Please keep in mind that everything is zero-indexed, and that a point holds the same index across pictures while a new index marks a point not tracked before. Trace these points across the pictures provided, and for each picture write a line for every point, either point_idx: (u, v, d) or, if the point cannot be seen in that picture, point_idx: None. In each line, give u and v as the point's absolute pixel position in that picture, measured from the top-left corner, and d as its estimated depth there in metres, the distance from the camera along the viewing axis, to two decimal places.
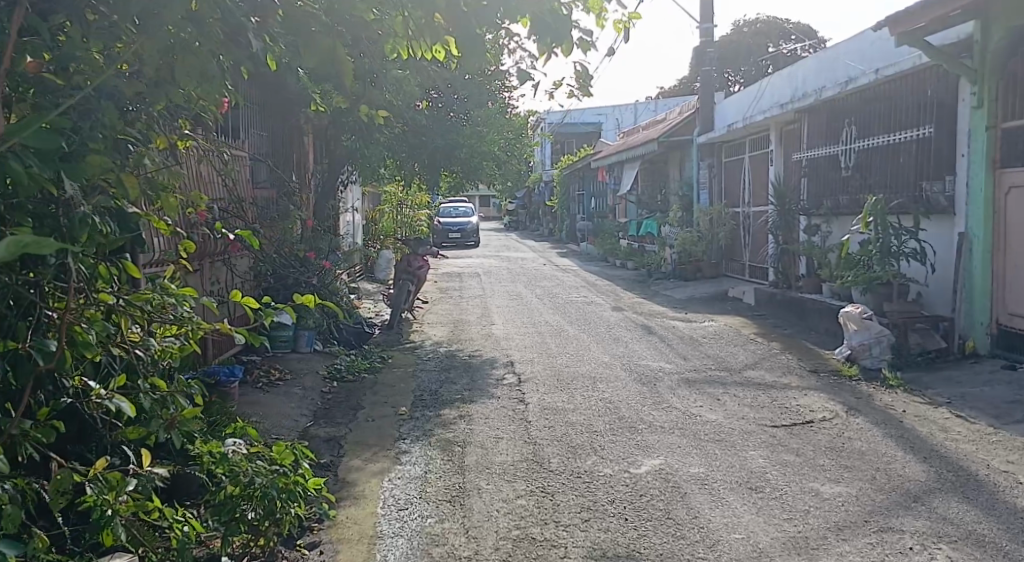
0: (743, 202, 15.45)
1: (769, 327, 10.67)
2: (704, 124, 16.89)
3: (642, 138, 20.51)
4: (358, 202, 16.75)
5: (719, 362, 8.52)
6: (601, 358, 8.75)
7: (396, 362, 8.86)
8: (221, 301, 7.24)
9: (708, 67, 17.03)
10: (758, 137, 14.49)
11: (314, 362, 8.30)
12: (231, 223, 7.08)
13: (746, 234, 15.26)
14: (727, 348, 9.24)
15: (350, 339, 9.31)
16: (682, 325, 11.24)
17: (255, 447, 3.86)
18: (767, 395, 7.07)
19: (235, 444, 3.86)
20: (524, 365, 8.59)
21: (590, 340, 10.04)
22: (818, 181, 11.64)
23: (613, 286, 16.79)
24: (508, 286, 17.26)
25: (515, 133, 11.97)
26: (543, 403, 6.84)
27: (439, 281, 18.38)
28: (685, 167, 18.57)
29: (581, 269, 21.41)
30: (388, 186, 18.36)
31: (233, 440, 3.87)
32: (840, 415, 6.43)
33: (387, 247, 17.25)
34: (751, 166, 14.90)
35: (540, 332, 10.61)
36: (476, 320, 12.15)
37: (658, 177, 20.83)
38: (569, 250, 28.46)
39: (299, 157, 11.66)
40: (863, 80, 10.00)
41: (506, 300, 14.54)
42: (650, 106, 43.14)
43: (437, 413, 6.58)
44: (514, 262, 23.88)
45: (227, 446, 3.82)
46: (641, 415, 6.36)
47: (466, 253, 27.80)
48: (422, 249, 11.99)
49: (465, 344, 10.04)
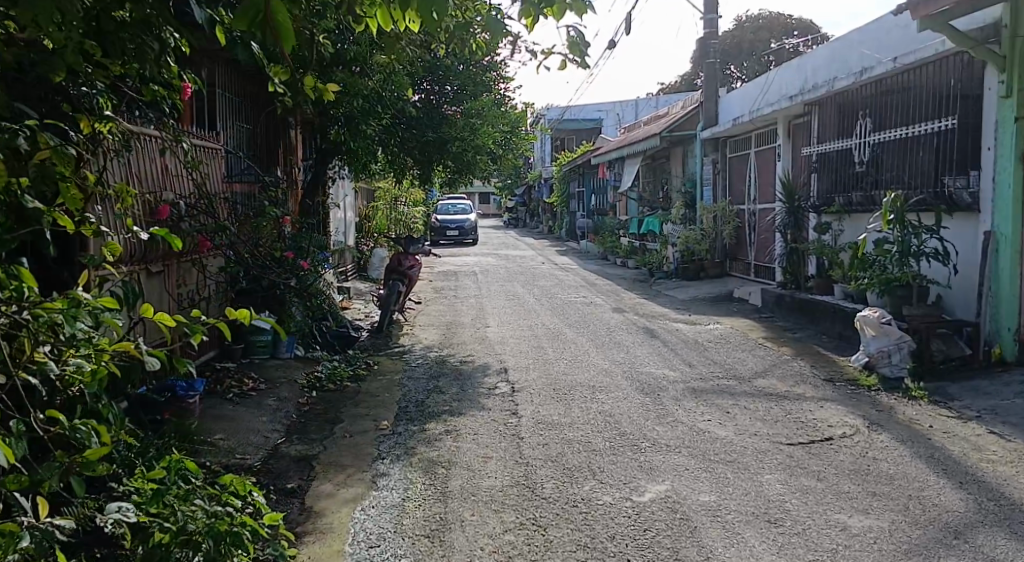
0: (748, 198, 14.91)
1: (778, 331, 10.13)
2: (708, 118, 16.35)
3: (644, 133, 19.95)
4: (351, 198, 16.21)
5: (726, 369, 7.98)
6: (601, 365, 8.21)
7: (382, 369, 8.32)
8: (189, 305, 6.71)
9: (712, 59, 16.50)
10: (765, 132, 13.93)
11: (294, 370, 7.76)
12: (198, 221, 6.54)
13: (752, 232, 14.71)
14: (734, 354, 8.70)
15: (334, 343, 8.77)
16: (686, 327, 10.70)
17: (145, 516, 3.10)
18: (780, 408, 6.53)
19: (118, 511, 3.05)
20: (519, 372, 8.05)
21: (589, 344, 9.51)
22: (830, 177, 11.10)
23: (613, 286, 16.25)
24: (506, 286, 16.72)
25: (510, 126, 11.42)
26: (538, 416, 6.30)
27: (434, 281, 17.85)
28: (688, 162, 18.02)
29: (581, 268, 20.87)
30: (381, 183, 17.93)
31: (116, 506, 3.05)
32: (861, 431, 5.90)
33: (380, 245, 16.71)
34: (756, 161, 14.37)
35: (536, 336, 10.07)
36: (471, 322, 11.62)
37: (660, 173, 20.28)
38: (569, 248, 27.94)
39: (284, 150, 11.11)
40: (878, 70, 9.47)
41: (502, 301, 14.00)
42: (651, 102, 42.57)
43: (421, 428, 6.03)
44: (512, 260, 23.35)
45: (112, 515, 3.02)
46: (644, 430, 5.83)
47: (464, 250, 27.25)
48: (414, 246, 11.35)
49: (457, 349, 9.51)
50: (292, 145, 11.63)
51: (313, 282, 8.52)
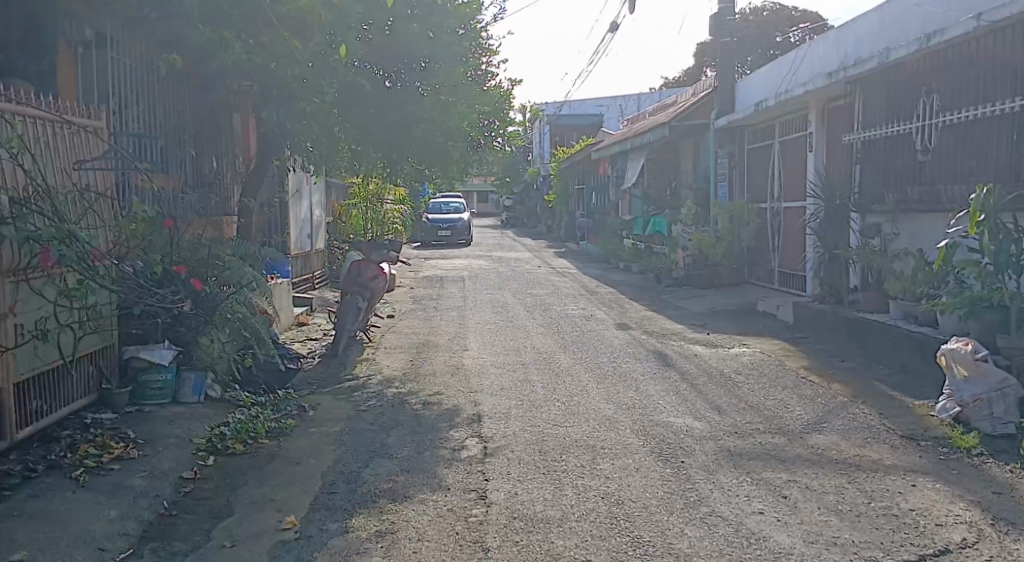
0: (771, 196, 13.04)
1: (821, 359, 8.22)
2: (723, 105, 14.48)
3: (649, 125, 18.07)
4: (316, 196, 14.33)
5: (769, 419, 6.08)
6: (603, 411, 6.30)
7: (318, 416, 6.40)
8: (29, 340, 4.84)
9: (727, 39, 14.68)
10: (791, 119, 12.05)
11: (195, 425, 5.86)
12: (32, 224, 4.67)
13: (776, 236, 12.82)
14: (776, 395, 6.79)
15: (260, 381, 6.88)
16: (707, 352, 8.79)
17: None
18: (856, 489, 4.64)
19: None
20: (495, 422, 6.13)
21: (588, 376, 7.63)
22: (880, 169, 9.22)
23: (616, 295, 14.37)
24: (496, 294, 14.83)
25: (492, 108, 9.52)
26: (515, 502, 4.42)
27: (416, 288, 15.96)
28: (698, 156, 16.09)
29: (580, 273, 18.95)
30: (358, 178, 16.01)
31: None
32: (989, 535, 4.02)
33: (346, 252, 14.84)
34: (781, 153, 12.49)
35: (523, 365, 8.16)
36: (447, 343, 9.72)
37: (666, 169, 18.37)
38: (568, 250, 26.05)
39: (207, 139, 9.20)
40: (953, 33, 7.59)
41: (489, 314, 12.09)
42: (655, 95, 40.72)
43: (344, 528, 4.13)
44: (505, 264, 21.46)
45: None
46: (669, 536, 3.94)
47: (455, 252, 25.37)
48: (378, 253, 9.43)
49: (422, 382, 7.59)
50: (225, 132, 9.73)
51: (232, 304, 6.63)
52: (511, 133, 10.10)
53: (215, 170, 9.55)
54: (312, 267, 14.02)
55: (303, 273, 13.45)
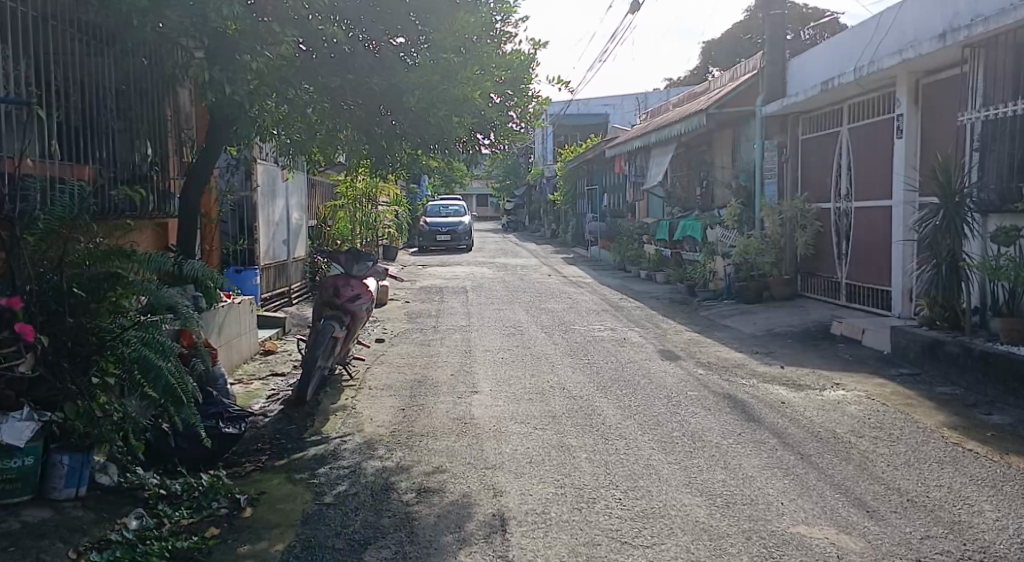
0: (835, 193, 10.94)
1: (959, 411, 6.07)
2: (771, 87, 12.39)
3: (675, 115, 15.94)
4: (292, 195, 12.17)
5: (955, 530, 3.91)
6: (691, 515, 4.10)
7: (255, 521, 4.25)
8: None
9: (777, 10, 12.61)
10: (871, 100, 9.88)
11: (51, 551, 3.73)
12: None
13: (845, 241, 10.70)
14: (937, 481, 4.61)
15: (175, 456, 4.85)
16: (795, 397, 6.65)
17: None
18: None
19: None
20: (527, 536, 3.94)
21: (647, 438, 5.49)
22: (1012, 155, 7.09)
23: (647, 312, 12.25)
24: (506, 310, 12.69)
25: (511, 78, 7.31)
26: None
27: (413, 302, 13.83)
28: (738, 150, 13.91)
29: (597, 283, 16.81)
30: (343, 175, 13.62)
31: None
32: None
33: (321, 263, 12.58)
34: (851, 142, 10.38)
35: (555, 422, 5.96)
36: (450, 381, 7.53)
37: (695, 165, 16.25)
38: (579, 256, 23.93)
39: (124, 115, 7.09)
40: None
41: (500, 337, 9.92)
42: (663, 92, 38.70)
43: None
44: (512, 272, 19.32)
45: None
46: None
47: (456, 258, 23.26)
48: (360, 266, 7.26)
49: (418, 450, 5.41)
50: (155, 108, 7.58)
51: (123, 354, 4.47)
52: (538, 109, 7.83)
53: (144, 156, 7.42)
54: (288, 278, 11.84)
55: (276, 287, 11.28)
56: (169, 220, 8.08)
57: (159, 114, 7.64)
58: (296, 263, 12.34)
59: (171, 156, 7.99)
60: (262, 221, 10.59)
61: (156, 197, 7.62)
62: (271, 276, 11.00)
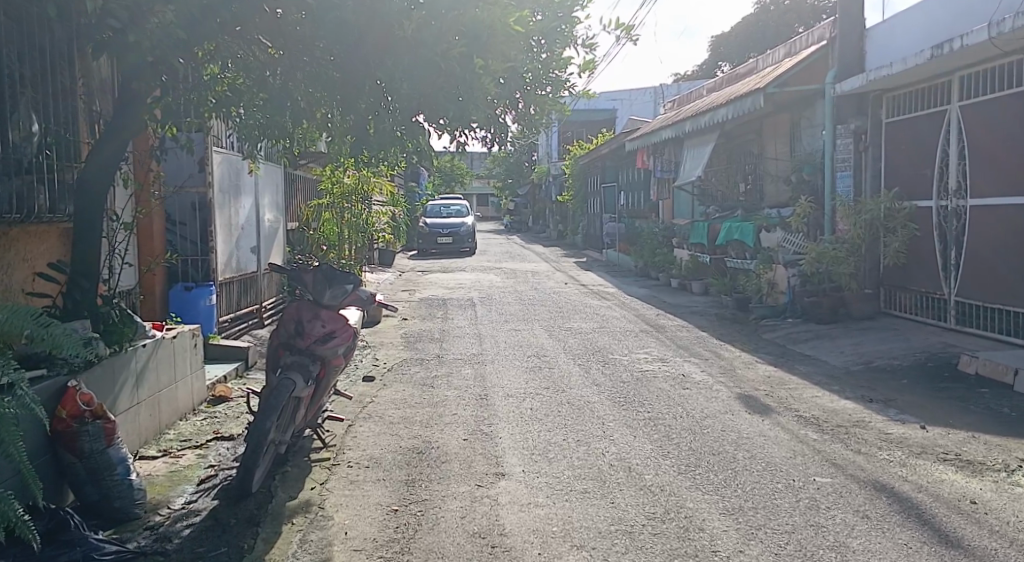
0: (942, 189, 8.80)
1: None
2: (846, 61, 10.23)
3: (717, 99, 13.76)
4: (264, 194, 9.95)
5: None
6: None
7: None
8: None
9: None
10: (1001, 68, 7.75)
11: None
12: None
13: (957, 249, 8.54)
14: None
15: None
16: (981, 488, 4.46)
17: None
18: None
19: None
20: None
21: None
22: None
23: (697, 334, 10.05)
24: (524, 330, 10.52)
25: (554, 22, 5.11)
26: None
27: (411, 319, 11.64)
28: (798, 140, 11.76)
29: (622, 293, 14.64)
30: (328, 171, 11.28)
31: None
32: None
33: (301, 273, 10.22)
34: (968, 124, 8.25)
35: (638, 547, 3.73)
36: (467, 451, 5.32)
37: (738, 157, 14.06)
38: (595, 261, 21.76)
39: None
40: None
41: (523, 374, 7.73)
42: (677, 86, 36.51)
43: None
44: (523, 280, 17.15)
45: None
46: None
47: (460, 263, 21.06)
48: (335, 292, 5.01)
49: None
50: (48, 66, 5.39)
51: None
52: (584, 61, 5.54)
53: (30, 134, 5.20)
54: (258, 294, 9.64)
55: (241, 305, 9.06)
56: (66, 225, 5.80)
57: (53, 76, 5.48)
58: (267, 276, 10.09)
59: (77, 135, 5.79)
60: (219, 225, 8.36)
61: (49, 193, 5.45)
62: (233, 295, 8.79)
